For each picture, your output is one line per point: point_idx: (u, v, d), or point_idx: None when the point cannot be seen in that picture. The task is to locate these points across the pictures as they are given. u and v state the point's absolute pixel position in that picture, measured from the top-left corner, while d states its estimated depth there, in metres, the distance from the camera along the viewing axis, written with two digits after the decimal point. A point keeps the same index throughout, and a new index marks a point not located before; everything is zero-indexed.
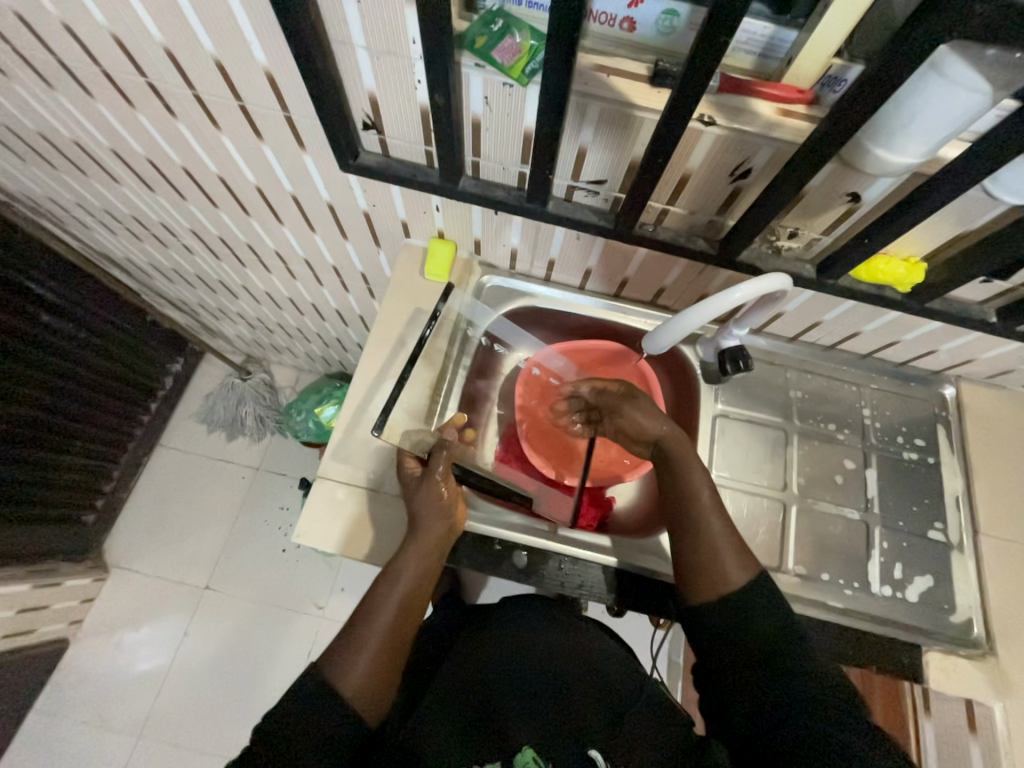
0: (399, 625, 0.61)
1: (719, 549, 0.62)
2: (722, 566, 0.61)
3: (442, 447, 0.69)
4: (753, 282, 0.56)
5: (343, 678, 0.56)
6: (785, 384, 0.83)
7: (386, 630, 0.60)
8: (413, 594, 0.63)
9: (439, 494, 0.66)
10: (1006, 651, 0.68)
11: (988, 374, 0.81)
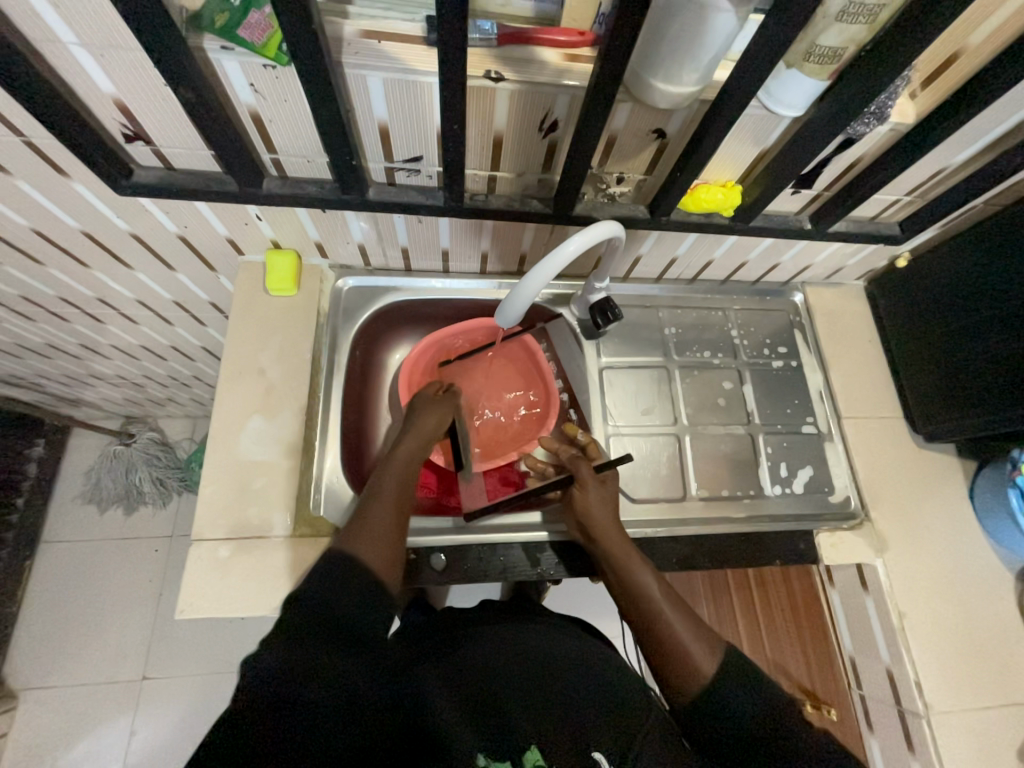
0: (400, 503, 0.63)
1: (679, 633, 0.57)
2: (686, 647, 0.55)
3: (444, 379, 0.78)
4: (583, 234, 0.54)
5: (356, 548, 0.57)
6: (659, 323, 0.86)
7: (391, 505, 0.63)
8: (409, 478, 0.66)
9: (432, 400, 0.73)
10: (879, 514, 0.77)
11: (826, 275, 0.90)
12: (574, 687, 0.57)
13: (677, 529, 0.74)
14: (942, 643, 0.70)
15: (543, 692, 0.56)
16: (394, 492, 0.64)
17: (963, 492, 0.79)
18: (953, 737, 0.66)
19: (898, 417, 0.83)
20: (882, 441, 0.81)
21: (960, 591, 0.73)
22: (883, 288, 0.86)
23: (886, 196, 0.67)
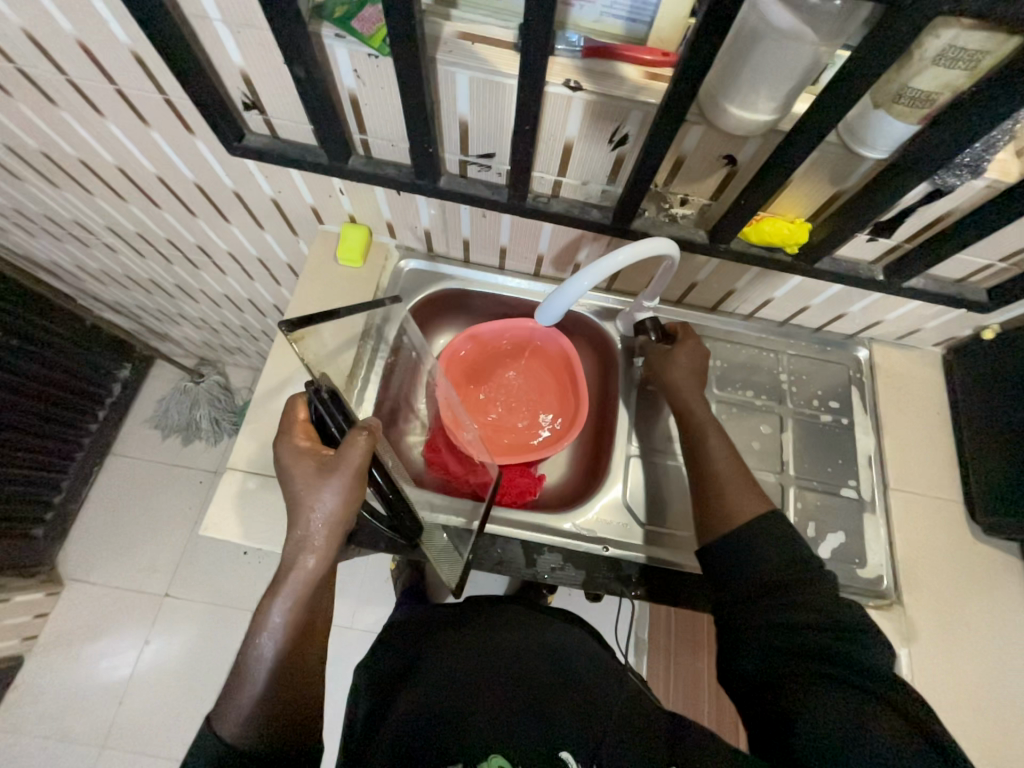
0: (296, 651, 0.53)
1: (730, 487, 0.63)
2: (739, 499, 0.61)
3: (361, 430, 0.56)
4: (632, 246, 0.55)
5: (234, 729, 0.49)
6: (703, 354, 0.84)
7: (277, 662, 0.52)
8: (306, 615, 0.54)
9: (336, 496, 0.55)
10: (913, 601, 0.70)
11: (897, 335, 0.83)
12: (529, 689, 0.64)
13: (682, 564, 0.71)
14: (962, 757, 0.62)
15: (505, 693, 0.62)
16: (283, 640, 0.52)
17: (1020, 599, 0.70)
18: None
19: (956, 501, 0.76)
20: (931, 523, 0.74)
21: (995, 706, 0.65)
22: (964, 360, 0.79)
23: (979, 257, 0.62)
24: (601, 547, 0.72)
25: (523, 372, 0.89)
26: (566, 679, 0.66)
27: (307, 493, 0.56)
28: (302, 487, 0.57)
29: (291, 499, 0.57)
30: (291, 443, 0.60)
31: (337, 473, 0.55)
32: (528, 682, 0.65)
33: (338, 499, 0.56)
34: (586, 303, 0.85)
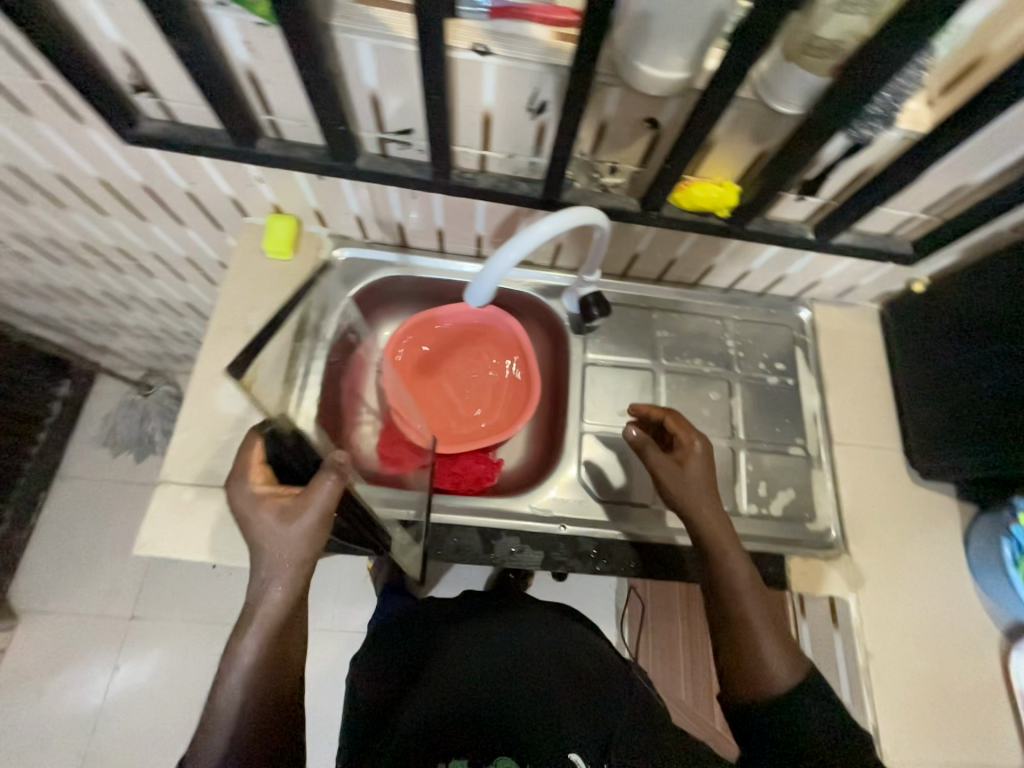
0: (270, 691, 0.51)
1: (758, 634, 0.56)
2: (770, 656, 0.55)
3: (329, 474, 0.51)
4: (558, 217, 0.54)
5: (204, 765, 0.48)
6: (651, 325, 0.84)
7: (248, 703, 0.50)
8: (278, 656, 0.52)
9: (300, 543, 0.51)
10: (859, 548, 0.73)
11: (836, 294, 0.85)
12: (539, 684, 0.66)
13: (639, 535, 0.72)
14: (907, 690, 0.66)
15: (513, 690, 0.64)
16: (253, 682, 0.51)
17: (957, 537, 0.74)
18: None
19: (896, 450, 0.78)
20: (874, 473, 0.77)
21: (937, 639, 0.68)
22: (897, 313, 0.82)
23: (902, 210, 0.63)
24: (559, 526, 0.72)
25: (475, 355, 0.87)
26: (573, 675, 0.68)
27: (270, 538, 0.52)
28: (264, 535, 0.52)
29: (252, 543, 0.53)
30: (250, 485, 0.55)
31: (303, 518, 0.51)
32: (537, 679, 0.66)
33: (301, 542, 0.51)
34: (531, 282, 0.83)
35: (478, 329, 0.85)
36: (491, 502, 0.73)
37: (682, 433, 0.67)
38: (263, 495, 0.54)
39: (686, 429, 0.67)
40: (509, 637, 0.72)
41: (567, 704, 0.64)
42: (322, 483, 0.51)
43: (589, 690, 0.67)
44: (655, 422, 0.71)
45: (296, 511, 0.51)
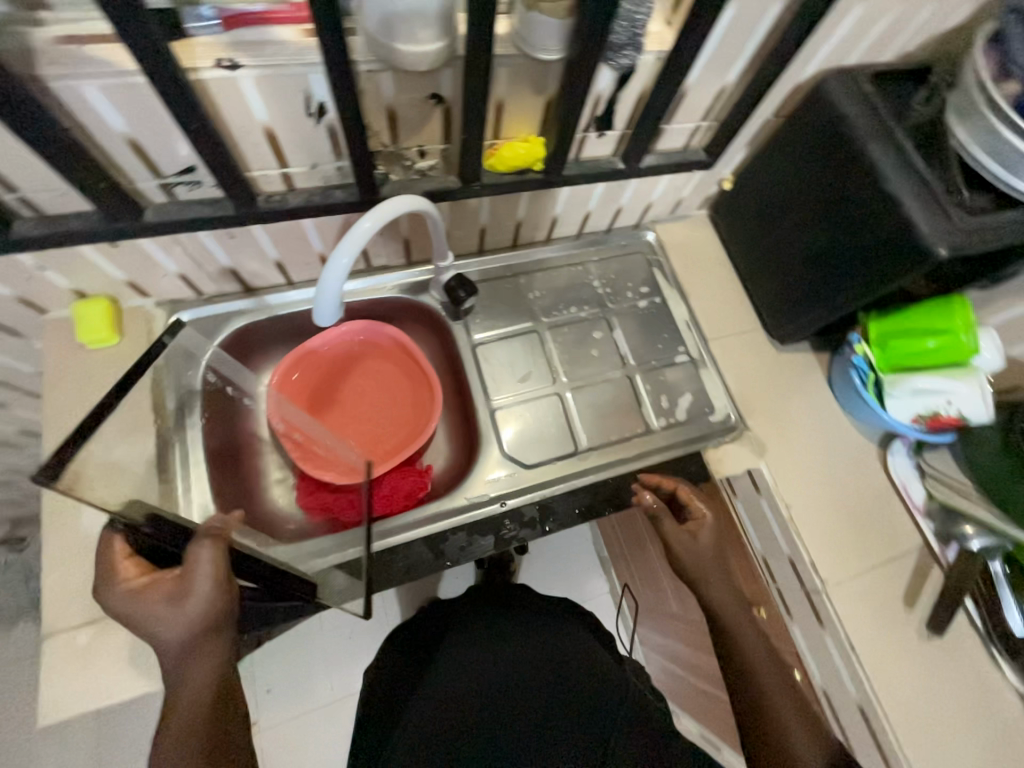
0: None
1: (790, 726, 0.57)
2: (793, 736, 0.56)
3: (202, 539, 0.52)
4: (376, 210, 0.52)
5: None
6: (521, 289, 0.86)
7: None
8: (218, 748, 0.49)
9: (205, 612, 0.50)
10: (754, 421, 0.82)
11: (669, 211, 0.93)
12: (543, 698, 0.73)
13: (573, 484, 0.75)
14: (825, 520, 0.76)
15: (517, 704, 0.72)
16: None
17: (823, 382, 0.85)
18: (850, 603, 0.72)
19: (757, 328, 0.88)
20: (746, 354, 0.86)
21: (834, 470, 0.79)
22: (721, 212, 0.91)
23: (685, 121, 0.70)
24: (499, 504, 0.73)
25: (367, 374, 0.84)
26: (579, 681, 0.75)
27: (169, 633, 0.49)
28: (160, 624, 0.49)
29: (152, 641, 0.50)
30: (120, 588, 0.52)
31: (196, 596, 0.50)
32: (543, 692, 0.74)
33: (204, 613, 0.50)
34: (393, 284, 0.81)
35: (360, 348, 0.83)
36: (426, 508, 0.71)
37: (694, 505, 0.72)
38: (129, 593, 0.51)
39: (697, 498, 0.72)
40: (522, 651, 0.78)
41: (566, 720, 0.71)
42: (198, 549, 0.52)
43: (590, 698, 0.73)
44: (663, 490, 0.75)
45: (183, 593, 0.50)
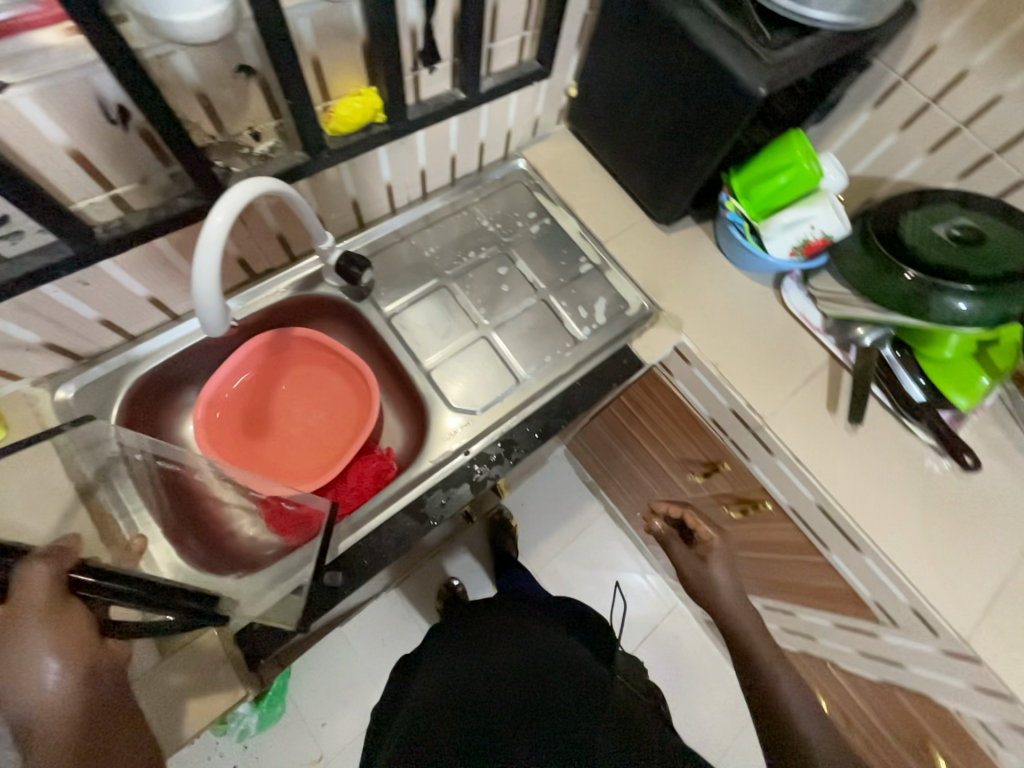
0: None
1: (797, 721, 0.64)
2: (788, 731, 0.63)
3: (29, 564, 0.50)
4: (223, 203, 0.49)
5: None
6: (415, 250, 0.86)
7: None
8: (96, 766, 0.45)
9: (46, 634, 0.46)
10: (665, 301, 0.87)
11: (530, 133, 0.94)
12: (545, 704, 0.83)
13: (524, 413, 0.77)
14: (749, 364, 0.84)
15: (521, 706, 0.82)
16: None
17: (714, 247, 0.92)
18: (788, 425, 0.81)
19: (644, 218, 0.93)
20: (640, 244, 0.91)
21: (744, 320, 0.87)
22: (578, 119, 0.93)
23: (508, 34, 0.70)
24: (463, 454, 0.75)
25: (297, 381, 0.83)
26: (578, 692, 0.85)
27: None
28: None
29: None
30: None
31: (15, 632, 0.46)
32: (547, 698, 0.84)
33: (48, 634, 0.46)
34: (284, 284, 0.79)
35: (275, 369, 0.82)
36: (396, 483, 0.72)
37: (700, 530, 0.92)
38: None
39: (703, 525, 0.92)
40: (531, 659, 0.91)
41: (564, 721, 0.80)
42: (27, 575, 0.49)
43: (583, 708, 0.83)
44: (674, 516, 0.96)
45: (5, 628, 0.46)
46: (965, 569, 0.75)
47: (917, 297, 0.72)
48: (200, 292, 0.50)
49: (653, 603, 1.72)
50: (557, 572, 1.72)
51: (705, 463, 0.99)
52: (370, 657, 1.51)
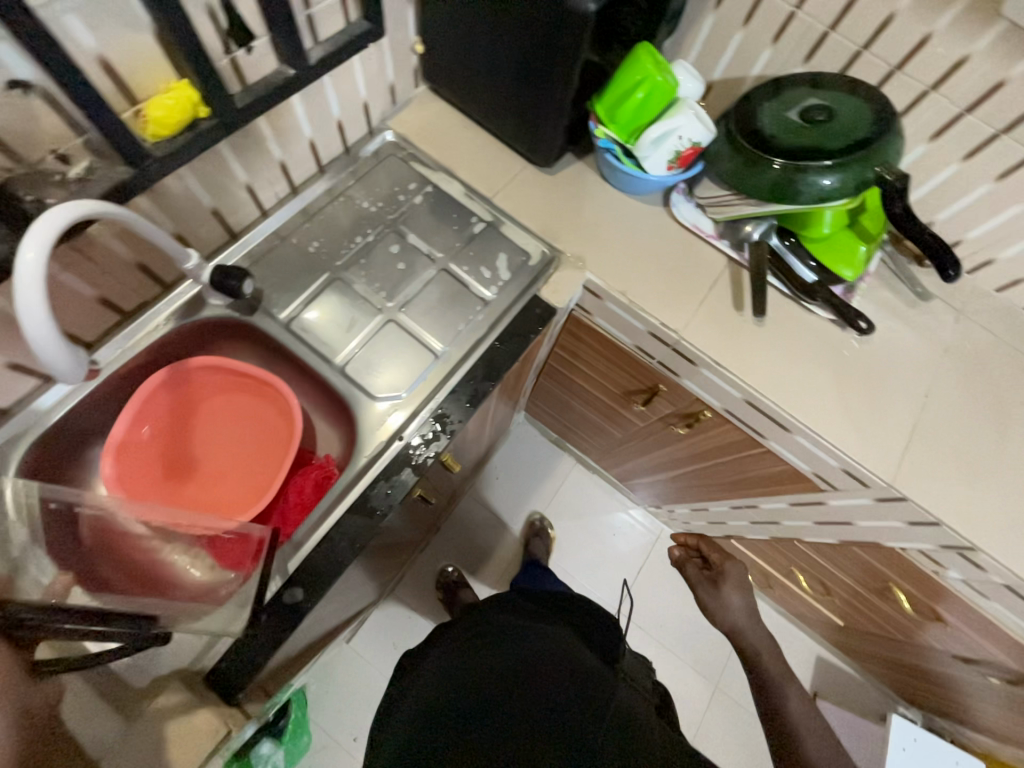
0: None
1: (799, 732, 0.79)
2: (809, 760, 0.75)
3: None
4: (30, 235, 0.45)
5: None
6: (299, 248, 0.82)
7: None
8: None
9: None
10: (563, 243, 0.88)
11: (391, 102, 0.90)
12: (538, 695, 0.80)
13: (448, 386, 0.77)
14: (655, 286, 0.86)
15: (511, 701, 0.80)
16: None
17: (600, 179, 0.92)
18: (702, 334, 0.84)
19: (526, 166, 0.92)
20: (528, 191, 0.90)
21: (643, 244, 0.89)
22: (435, 77, 0.90)
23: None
24: (397, 440, 0.74)
25: (216, 414, 0.79)
26: (573, 686, 0.83)
27: None
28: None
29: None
30: None
31: None
32: (543, 687, 0.82)
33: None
34: (164, 314, 0.74)
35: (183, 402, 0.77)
36: (335, 484, 0.71)
37: (714, 558, 1.05)
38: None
39: (713, 549, 1.06)
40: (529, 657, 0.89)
41: (554, 711, 0.78)
42: None
43: (577, 700, 0.80)
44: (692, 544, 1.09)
45: None
46: (877, 420, 0.82)
47: (784, 181, 0.74)
48: (34, 341, 0.47)
49: (641, 534, 1.80)
50: (546, 531, 1.76)
51: (646, 389, 1.04)
52: (381, 660, 1.54)
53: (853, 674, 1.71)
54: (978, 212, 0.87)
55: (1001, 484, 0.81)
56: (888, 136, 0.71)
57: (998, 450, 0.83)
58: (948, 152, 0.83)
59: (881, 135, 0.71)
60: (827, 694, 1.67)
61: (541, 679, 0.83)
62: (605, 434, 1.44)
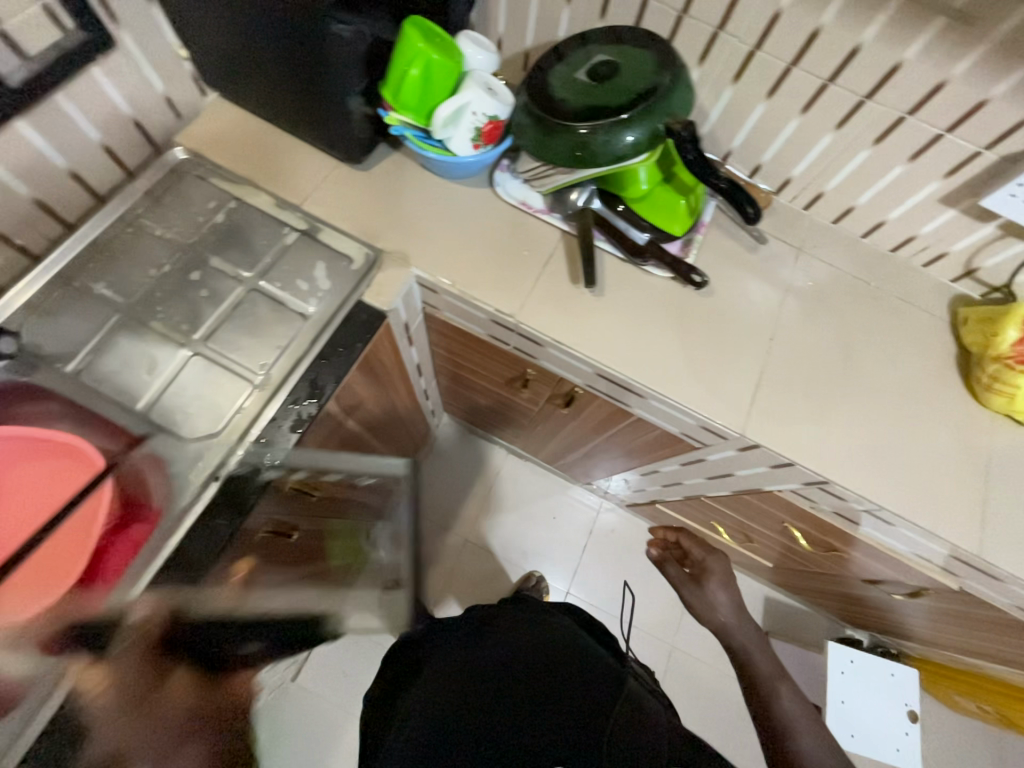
0: None
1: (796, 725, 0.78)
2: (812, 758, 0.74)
3: None
4: None
5: None
6: (82, 289, 0.74)
7: None
8: None
9: None
10: (385, 242, 0.83)
11: (172, 115, 0.84)
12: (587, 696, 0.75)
13: (267, 412, 0.71)
14: (486, 271, 0.83)
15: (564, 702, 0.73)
16: None
17: (419, 168, 0.87)
18: (540, 314, 0.82)
19: (337, 164, 0.86)
20: (342, 191, 0.85)
21: (469, 231, 0.85)
22: (218, 83, 0.84)
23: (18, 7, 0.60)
24: (214, 481, 0.68)
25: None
26: (602, 683, 0.79)
27: None
28: None
29: None
30: None
31: None
32: (583, 686, 0.76)
33: None
34: None
35: None
36: (146, 540, 0.64)
37: (694, 554, 1.10)
38: None
39: (695, 548, 1.11)
40: (559, 645, 0.82)
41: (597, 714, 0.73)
42: None
43: (607, 698, 0.76)
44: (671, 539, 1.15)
45: None
46: (726, 372, 0.82)
47: (579, 142, 0.71)
48: None
49: (582, 513, 1.79)
50: (487, 528, 1.73)
51: (517, 375, 1.02)
52: (331, 691, 1.49)
53: (802, 608, 1.76)
54: (794, 149, 0.87)
55: (849, 414, 0.82)
56: (670, 83, 0.69)
57: (845, 380, 0.84)
58: (752, 92, 0.82)
59: (664, 83, 0.69)
60: (778, 632, 1.73)
61: (578, 676, 0.78)
62: (518, 425, 1.42)
